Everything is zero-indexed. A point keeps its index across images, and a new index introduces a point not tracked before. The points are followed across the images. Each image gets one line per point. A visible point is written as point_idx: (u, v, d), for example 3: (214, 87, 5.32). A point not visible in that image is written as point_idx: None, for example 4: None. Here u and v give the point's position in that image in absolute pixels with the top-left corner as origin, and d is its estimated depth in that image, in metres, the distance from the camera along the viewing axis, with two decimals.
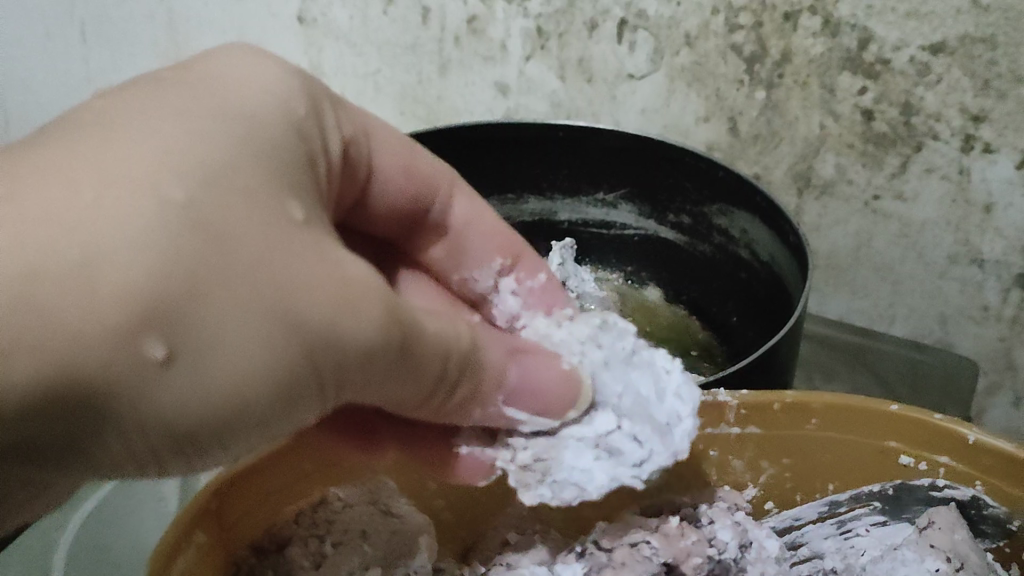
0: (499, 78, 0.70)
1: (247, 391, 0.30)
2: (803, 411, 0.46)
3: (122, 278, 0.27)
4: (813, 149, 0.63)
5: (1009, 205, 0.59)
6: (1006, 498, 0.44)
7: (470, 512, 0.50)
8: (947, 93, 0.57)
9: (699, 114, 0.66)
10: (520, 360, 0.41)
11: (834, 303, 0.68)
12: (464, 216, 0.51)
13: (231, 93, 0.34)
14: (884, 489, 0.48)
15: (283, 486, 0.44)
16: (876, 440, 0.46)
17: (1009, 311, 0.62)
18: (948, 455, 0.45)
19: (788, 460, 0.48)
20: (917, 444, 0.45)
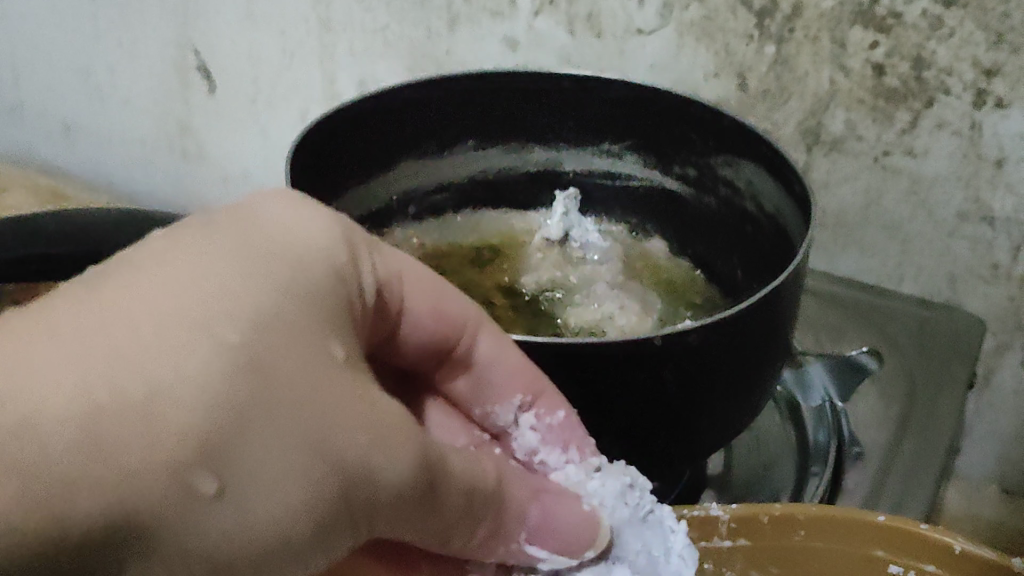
0: (507, 33, 0.69)
1: (293, 529, 0.29)
2: (788, 521, 0.43)
3: (184, 419, 0.27)
4: (822, 105, 0.61)
5: (1021, 160, 0.58)
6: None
7: None
8: (959, 47, 0.55)
9: (708, 69, 0.64)
10: (543, 497, 0.40)
11: (843, 261, 0.67)
12: (489, 354, 0.42)
13: (280, 235, 0.34)
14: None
15: None
16: (862, 549, 0.43)
17: (1019, 270, 0.61)
18: (934, 564, 0.41)
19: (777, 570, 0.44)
20: (901, 551, 0.42)
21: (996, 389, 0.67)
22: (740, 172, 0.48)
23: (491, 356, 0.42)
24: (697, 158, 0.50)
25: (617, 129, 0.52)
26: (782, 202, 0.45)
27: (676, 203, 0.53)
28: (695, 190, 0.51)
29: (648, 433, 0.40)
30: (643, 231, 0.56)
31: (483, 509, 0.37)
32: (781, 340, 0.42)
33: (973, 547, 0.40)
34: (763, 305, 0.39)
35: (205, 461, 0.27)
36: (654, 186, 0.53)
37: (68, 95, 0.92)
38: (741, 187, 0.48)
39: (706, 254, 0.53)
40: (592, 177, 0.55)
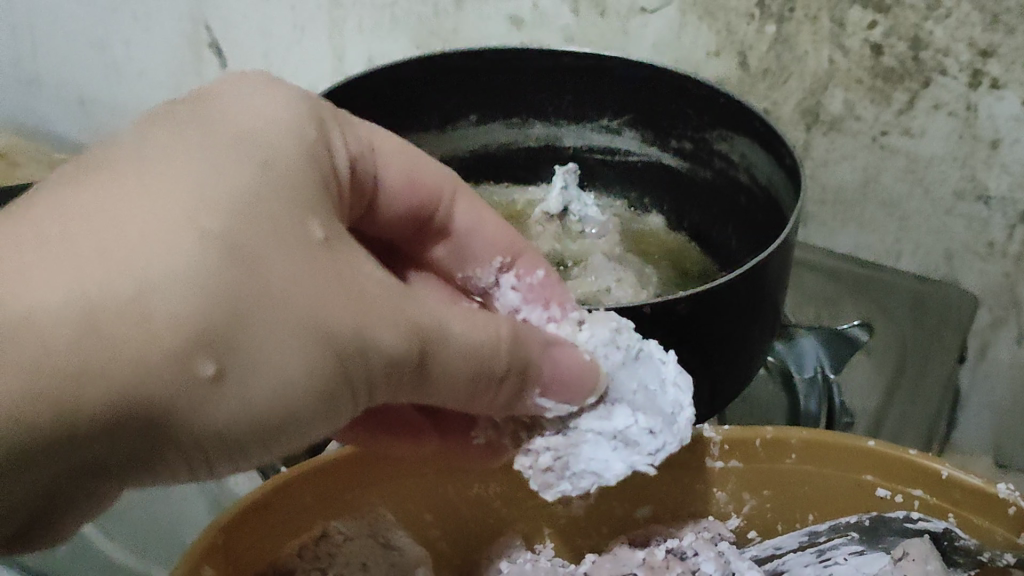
0: (513, 10, 0.70)
1: (291, 398, 0.29)
2: (780, 446, 0.44)
3: (175, 307, 0.26)
4: (821, 84, 0.62)
5: (1016, 140, 0.58)
6: (971, 530, 0.43)
7: (471, 542, 0.48)
8: (956, 28, 0.56)
9: (710, 48, 0.65)
10: (544, 350, 0.37)
11: (842, 237, 0.69)
12: (466, 223, 0.43)
13: (242, 113, 0.32)
14: (859, 518, 0.46)
15: (287, 518, 0.44)
16: (853, 474, 0.44)
17: (1014, 248, 0.63)
18: (921, 489, 0.43)
19: (769, 491, 0.46)
20: (892, 478, 0.44)
21: (992, 363, 0.68)
22: (735, 146, 0.49)
23: (469, 226, 0.43)
24: (693, 131, 0.51)
25: (616, 104, 0.53)
26: (773, 174, 0.47)
27: (673, 176, 0.55)
28: (692, 163, 0.53)
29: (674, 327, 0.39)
30: (642, 205, 0.57)
31: (497, 383, 0.35)
32: (769, 307, 0.43)
33: (960, 474, 0.42)
34: (754, 275, 0.40)
35: (205, 343, 0.27)
36: (653, 160, 0.55)
37: (84, 69, 0.93)
38: (736, 160, 0.50)
39: (702, 226, 0.54)
40: (593, 151, 0.56)
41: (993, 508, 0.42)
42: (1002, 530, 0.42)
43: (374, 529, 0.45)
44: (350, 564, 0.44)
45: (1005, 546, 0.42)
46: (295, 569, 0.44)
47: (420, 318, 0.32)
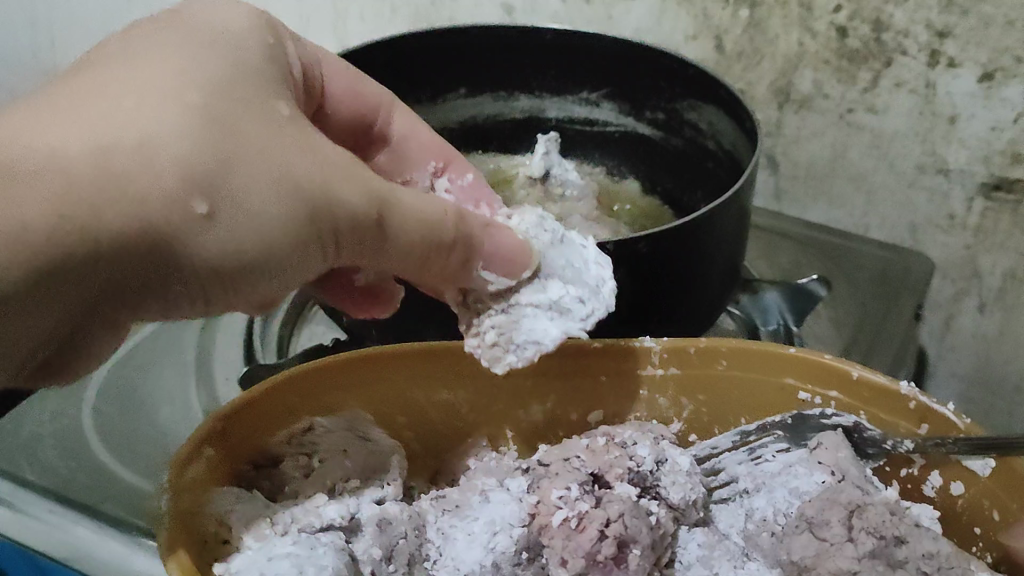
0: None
1: (275, 241, 0.36)
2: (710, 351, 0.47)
3: (166, 157, 0.33)
4: (792, 65, 0.66)
5: (971, 116, 0.62)
6: (877, 421, 0.46)
7: (437, 443, 0.51)
8: (914, 11, 0.60)
9: (688, 32, 0.69)
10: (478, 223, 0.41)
11: (814, 211, 0.72)
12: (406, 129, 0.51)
13: (215, 23, 0.39)
14: (782, 417, 0.47)
15: (277, 410, 0.46)
16: (775, 377, 0.47)
17: (974, 220, 0.66)
18: (836, 389, 0.46)
19: (703, 395, 0.48)
20: (809, 380, 0.46)
21: (957, 332, 0.72)
22: (703, 115, 0.53)
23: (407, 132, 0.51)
24: (666, 103, 0.55)
25: (595, 78, 0.57)
26: (736, 140, 0.51)
27: (647, 145, 0.59)
28: (664, 132, 0.57)
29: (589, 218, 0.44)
30: (619, 171, 0.61)
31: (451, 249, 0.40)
32: (726, 253, 0.47)
33: (870, 374, 0.45)
34: (707, 222, 0.44)
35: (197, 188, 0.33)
36: (629, 130, 0.59)
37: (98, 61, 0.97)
38: (704, 128, 0.54)
39: (674, 191, 0.59)
40: (573, 123, 0.61)
41: (897, 402, 0.45)
42: (904, 421, 0.45)
43: (351, 425, 0.48)
44: (330, 450, 0.46)
45: (907, 436, 0.45)
46: (282, 456, 0.45)
47: (379, 185, 0.38)
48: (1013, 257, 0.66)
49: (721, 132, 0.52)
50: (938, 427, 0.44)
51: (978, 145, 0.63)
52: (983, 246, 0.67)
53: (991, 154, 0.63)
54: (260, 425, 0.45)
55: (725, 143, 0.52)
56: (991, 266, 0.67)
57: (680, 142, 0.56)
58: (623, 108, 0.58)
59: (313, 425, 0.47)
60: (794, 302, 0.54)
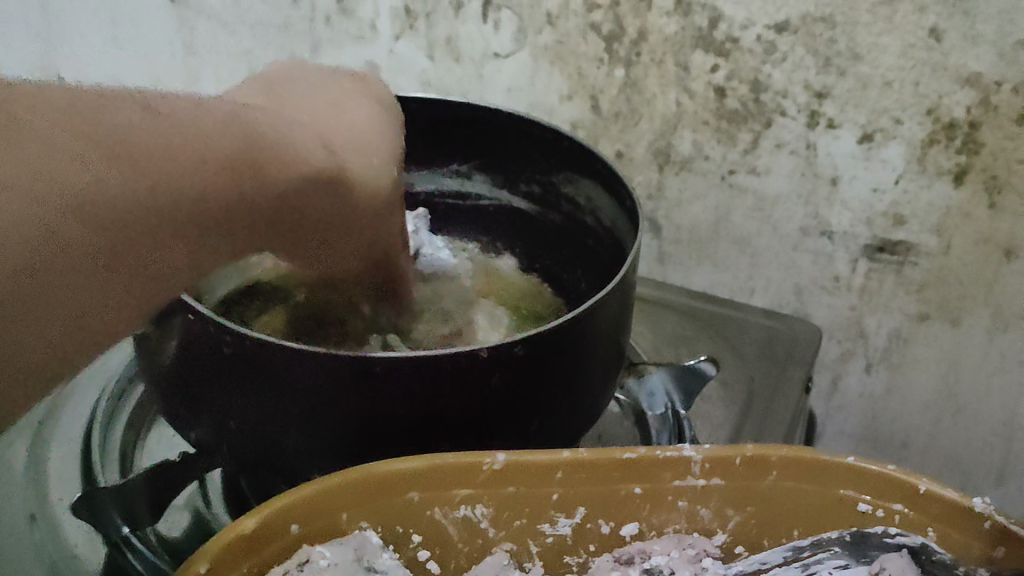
0: (370, 57, 0.70)
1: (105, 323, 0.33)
2: (759, 464, 0.40)
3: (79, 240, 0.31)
4: (670, 126, 0.64)
5: (853, 177, 0.61)
6: (948, 544, 0.39)
7: (444, 560, 0.41)
8: (792, 71, 0.59)
9: (563, 92, 0.66)
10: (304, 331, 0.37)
11: (698, 274, 0.70)
12: None
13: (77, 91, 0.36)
14: (839, 534, 0.41)
15: (271, 542, 0.36)
16: (832, 488, 0.40)
17: (858, 281, 0.65)
18: (902, 502, 0.39)
19: (753, 507, 0.41)
20: (871, 491, 0.40)
21: (844, 393, 0.70)
22: (580, 189, 0.50)
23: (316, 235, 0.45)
24: (541, 175, 0.52)
25: (467, 149, 0.54)
26: (616, 216, 0.48)
27: (523, 220, 0.55)
28: (540, 207, 0.54)
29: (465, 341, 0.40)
30: (493, 248, 0.58)
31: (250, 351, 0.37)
32: (606, 349, 0.44)
33: (938, 488, 0.38)
34: (583, 320, 0.41)
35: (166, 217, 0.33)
36: (504, 203, 0.56)
37: None
38: (582, 203, 0.50)
39: (552, 267, 0.56)
40: (443, 197, 0.57)
41: (970, 521, 0.38)
42: (978, 543, 0.38)
43: (359, 556, 0.38)
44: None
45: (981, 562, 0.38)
46: None
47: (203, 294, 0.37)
48: (897, 317, 0.65)
49: (601, 209, 0.49)
50: (1014, 555, 0.37)
51: (860, 207, 0.62)
52: (869, 307, 0.65)
53: (873, 217, 0.62)
54: (250, 556, 0.36)
55: (604, 221, 0.49)
56: (877, 327, 0.66)
57: (559, 217, 0.53)
58: (495, 180, 0.55)
59: (312, 558, 0.37)
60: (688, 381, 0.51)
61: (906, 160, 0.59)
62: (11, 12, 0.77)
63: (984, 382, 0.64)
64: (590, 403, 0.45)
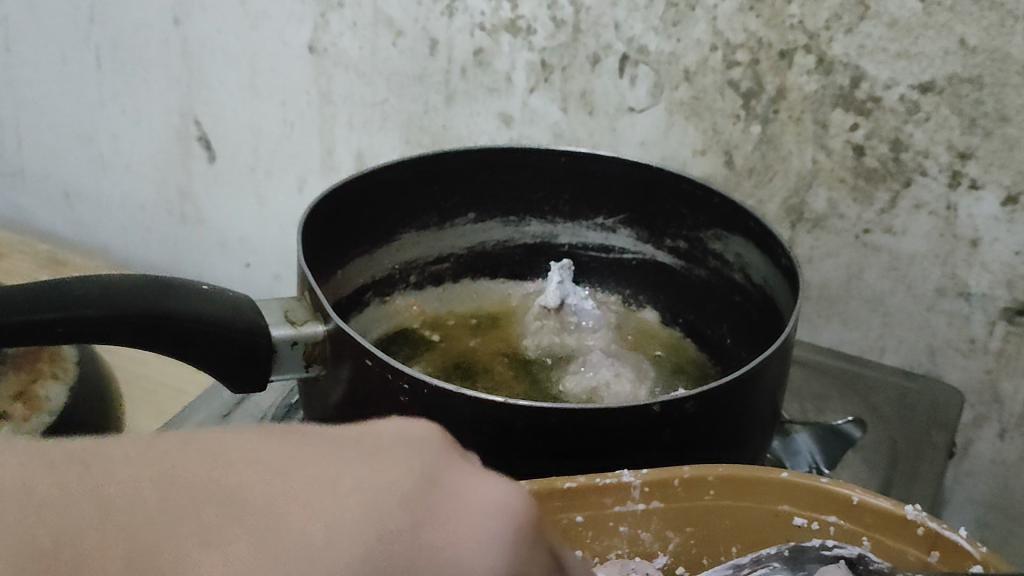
0: (503, 109, 0.72)
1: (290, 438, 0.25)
2: (702, 483, 0.41)
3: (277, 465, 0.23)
4: (805, 183, 0.64)
5: (994, 239, 0.60)
6: (885, 552, 0.41)
7: None
8: (935, 131, 0.59)
9: (696, 147, 0.67)
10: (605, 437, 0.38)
11: (826, 332, 0.69)
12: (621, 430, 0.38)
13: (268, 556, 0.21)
14: (778, 548, 0.42)
15: None
16: (769, 504, 0.42)
17: (995, 345, 0.64)
18: (836, 514, 0.42)
19: (692, 528, 0.42)
20: (808, 506, 0.42)
21: (975, 458, 0.69)
22: (729, 246, 0.50)
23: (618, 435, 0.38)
24: (688, 232, 0.52)
25: (614, 202, 0.54)
26: (768, 274, 0.48)
27: (667, 275, 0.56)
28: (685, 262, 0.54)
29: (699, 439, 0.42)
30: (636, 301, 0.58)
31: None
32: (766, 408, 0.44)
33: (873, 498, 0.41)
34: (752, 378, 0.41)
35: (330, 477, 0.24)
36: (647, 257, 0.56)
37: (70, 162, 0.94)
38: (730, 259, 0.51)
39: (697, 322, 0.55)
40: (587, 248, 0.58)
41: (904, 528, 0.41)
42: (912, 548, 0.41)
43: None
44: None
45: (917, 567, 0.40)
46: None
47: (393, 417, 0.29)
48: None
49: (750, 267, 0.49)
50: (950, 557, 0.40)
51: (1000, 269, 0.61)
52: (1005, 371, 0.64)
53: (1014, 279, 0.61)
54: None
55: (754, 278, 0.49)
56: (1013, 391, 0.65)
57: (704, 273, 0.53)
58: (640, 234, 0.55)
59: None
60: (831, 447, 0.51)
61: None
62: (157, 60, 0.82)
63: None
64: (752, 454, 0.45)
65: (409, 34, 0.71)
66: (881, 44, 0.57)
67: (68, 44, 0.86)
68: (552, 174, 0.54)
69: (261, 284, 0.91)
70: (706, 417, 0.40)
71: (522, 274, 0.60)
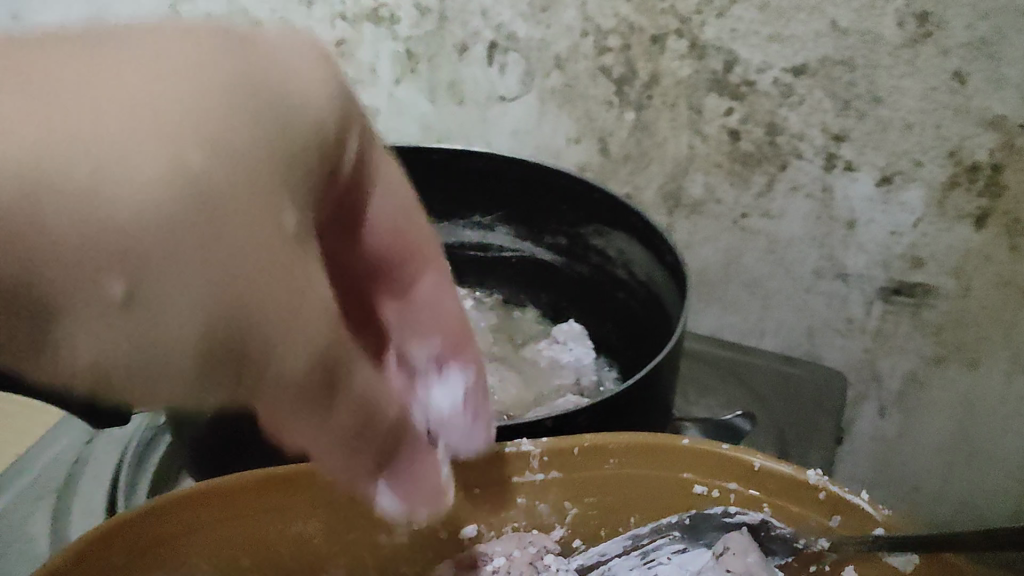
0: (369, 100, 0.68)
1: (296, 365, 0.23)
2: (599, 452, 0.41)
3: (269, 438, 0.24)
4: (682, 169, 0.63)
5: (870, 220, 0.60)
6: (788, 518, 0.41)
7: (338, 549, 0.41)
8: (810, 114, 0.58)
9: (570, 135, 0.65)
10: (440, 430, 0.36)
11: (707, 316, 0.69)
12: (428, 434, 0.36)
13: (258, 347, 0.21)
14: (679, 518, 0.43)
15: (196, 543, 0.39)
16: (670, 473, 0.42)
17: (873, 324, 0.64)
18: (735, 480, 0.41)
19: (592, 497, 0.43)
20: (707, 471, 0.42)
21: (857, 436, 0.69)
22: (611, 242, 0.49)
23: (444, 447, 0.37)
24: (568, 228, 0.51)
25: (492, 200, 0.53)
26: (652, 271, 0.47)
27: (548, 271, 0.54)
28: (566, 258, 0.53)
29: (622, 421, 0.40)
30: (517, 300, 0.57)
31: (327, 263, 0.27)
32: (659, 413, 0.43)
33: (772, 463, 0.41)
34: (644, 386, 0.40)
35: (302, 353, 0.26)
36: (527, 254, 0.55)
37: None
38: (614, 255, 0.49)
39: (581, 319, 0.54)
40: (465, 247, 0.56)
41: (803, 494, 0.41)
42: (814, 514, 0.41)
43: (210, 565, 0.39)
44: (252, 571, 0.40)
45: (819, 532, 0.40)
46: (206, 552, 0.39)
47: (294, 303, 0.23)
48: (913, 359, 0.64)
49: (634, 265, 0.48)
50: (852, 521, 0.40)
51: (876, 249, 0.61)
52: (883, 349, 0.65)
53: (890, 259, 0.61)
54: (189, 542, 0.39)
55: (638, 278, 0.49)
56: (891, 369, 0.65)
57: (587, 271, 0.52)
58: (519, 231, 0.54)
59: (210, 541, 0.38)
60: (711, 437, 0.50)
61: (925, 203, 0.58)
62: None
63: (999, 424, 0.64)
64: None
65: (265, 24, 0.67)
66: (753, 28, 0.56)
67: None
68: (434, 162, 0.51)
69: None
70: None
71: None
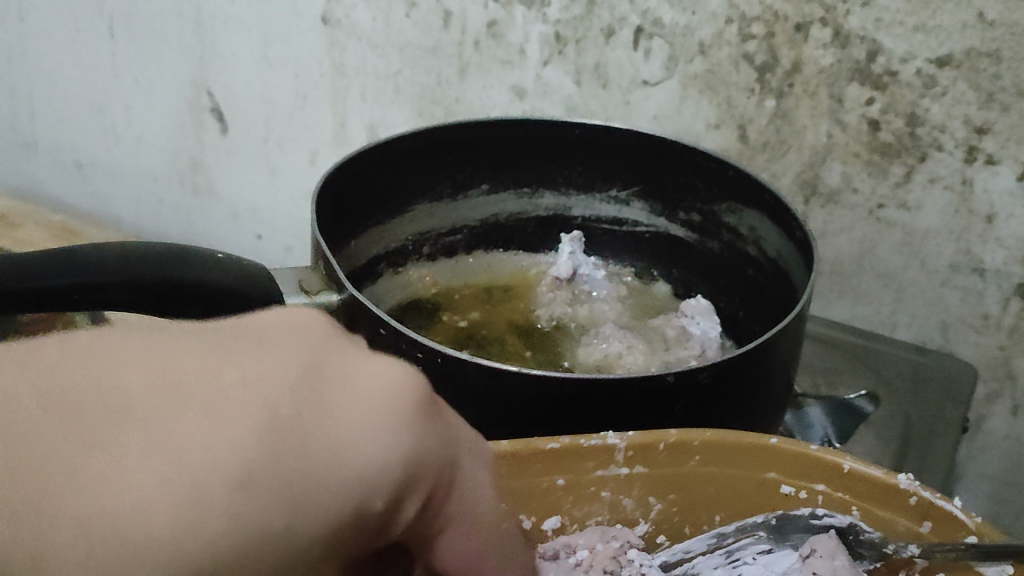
0: (516, 82, 0.71)
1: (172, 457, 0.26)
2: (681, 450, 0.41)
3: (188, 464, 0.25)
4: (819, 158, 0.64)
5: (1010, 214, 0.60)
6: (874, 522, 0.41)
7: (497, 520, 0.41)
8: (952, 106, 0.58)
9: (710, 120, 0.66)
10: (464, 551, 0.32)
11: (838, 307, 0.69)
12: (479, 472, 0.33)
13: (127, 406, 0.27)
14: (765, 518, 0.43)
15: None
16: (755, 472, 0.42)
17: (1008, 320, 0.63)
18: (824, 482, 0.41)
19: (674, 495, 0.42)
20: (796, 474, 0.41)
21: (988, 435, 0.69)
22: (743, 219, 0.51)
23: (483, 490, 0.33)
24: (701, 205, 0.53)
25: (629, 176, 0.55)
26: (781, 247, 0.48)
27: (680, 247, 0.56)
28: (698, 235, 0.54)
29: (740, 383, 0.42)
30: (648, 274, 0.59)
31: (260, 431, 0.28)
32: (780, 380, 0.44)
33: (864, 467, 0.41)
34: (765, 351, 0.41)
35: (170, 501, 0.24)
36: (660, 230, 0.57)
37: (81, 133, 0.94)
38: (745, 233, 0.51)
39: (710, 296, 0.56)
40: (600, 221, 0.58)
41: (896, 498, 0.40)
42: (905, 518, 0.40)
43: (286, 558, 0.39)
44: None
45: (908, 537, 0.40)
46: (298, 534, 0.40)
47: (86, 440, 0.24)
48: None
49: (763, 241, 0.50)
50: (943, 528, 0.39)
51: (1015, 244, 0.61)
52: (1018, 347, 0.64)
53: None
54: None
55: (767, 254, 0.50)
56: None
57: (718, 247, 0.54)
58: (654, 207, 0.56)
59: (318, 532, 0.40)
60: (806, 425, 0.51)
61: None
62: (170, 31, 0.82)
63: None
64: (763, 429, 0.46)
65: (422, 6, 0.71)
66: (899, 18, 0.57)
67: (82, 15, 0.86)
68: (575, 137, 0.54)
69: (272, 255, 0.92)
70: (716, 389, 0.41)
71: (536, 233, 0.60)
